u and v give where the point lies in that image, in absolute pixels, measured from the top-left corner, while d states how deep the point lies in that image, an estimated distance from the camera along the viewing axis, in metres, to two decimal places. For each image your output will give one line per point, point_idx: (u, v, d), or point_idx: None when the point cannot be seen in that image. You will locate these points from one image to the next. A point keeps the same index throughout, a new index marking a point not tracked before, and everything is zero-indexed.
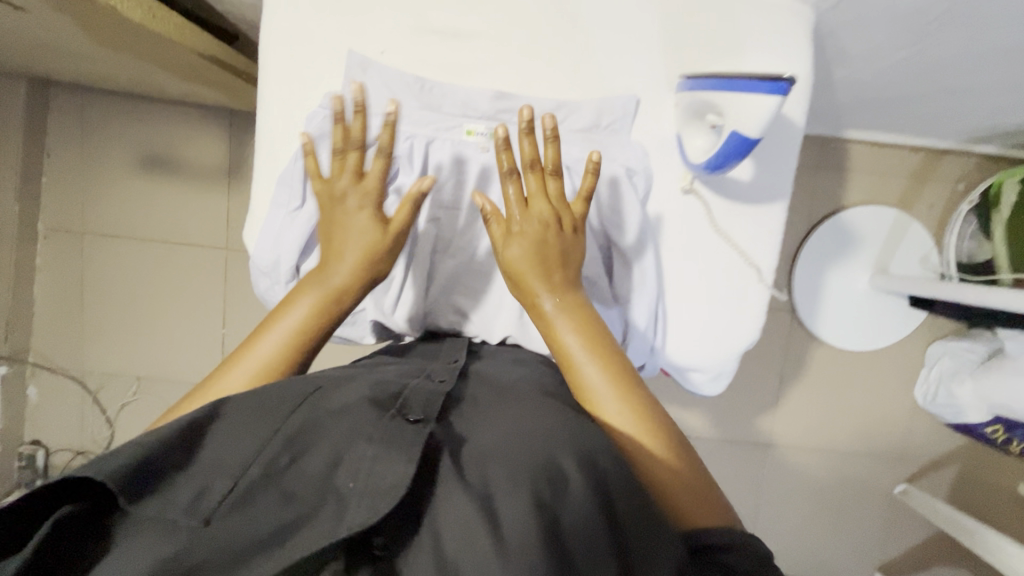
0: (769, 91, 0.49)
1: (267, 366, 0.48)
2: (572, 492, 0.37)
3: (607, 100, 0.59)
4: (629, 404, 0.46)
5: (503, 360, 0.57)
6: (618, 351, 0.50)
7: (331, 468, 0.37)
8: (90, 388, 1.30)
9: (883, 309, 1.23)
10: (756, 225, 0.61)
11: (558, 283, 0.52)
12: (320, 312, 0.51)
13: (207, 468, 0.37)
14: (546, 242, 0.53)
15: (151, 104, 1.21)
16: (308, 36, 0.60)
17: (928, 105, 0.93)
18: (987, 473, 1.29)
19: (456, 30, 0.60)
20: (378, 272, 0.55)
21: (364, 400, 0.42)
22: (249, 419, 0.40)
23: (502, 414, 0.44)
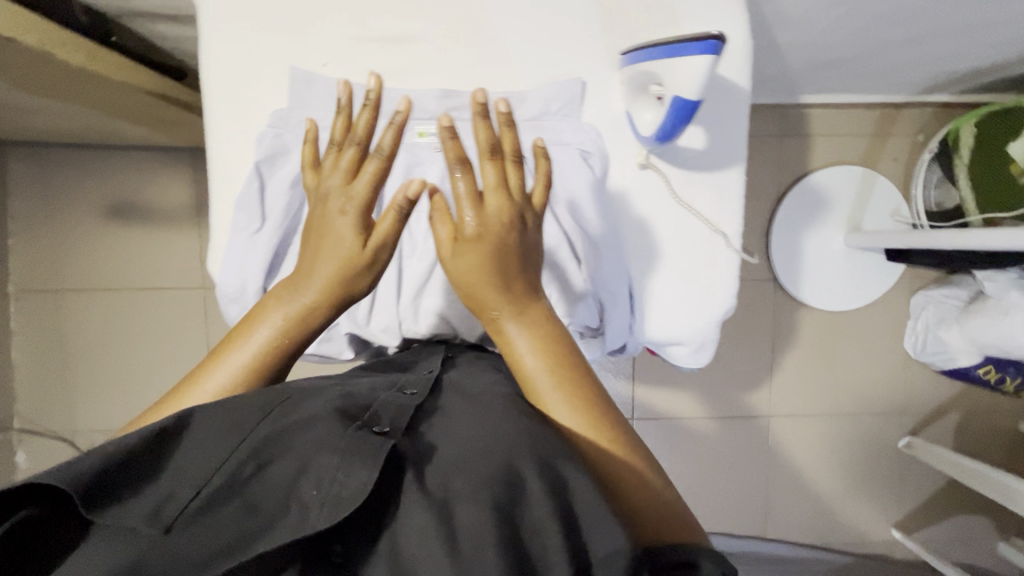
0: (701, 51, 0.50)
1: (237, 380, 0.45)
2: (528, 493, 0.36)
3: (553, 85, 0.58)
4: (591, 424, 0.43)
5: (479, 364, 0.57)
6: (574, 354, 0.46)
7: (298, 474, 0.36)
8: (81, 447, 1.27)
9: (862, 266, 1.24)
10: (714, 194, 0.61)
11: (517, 294, 0.48)
12: (330, 297, 0.49)
13: (171, 478, 0.36)
14: (507, 244, 0.48)
15: (113, 153, 1.20)
16: (246, 57, 0.58)
17: (877, 60, 0.95)
18: (986, 415, 1.30)
19: (395, 35, 0.58)
20: (356, 289, 0.50)
21: (331, 409, 0.41)
22: (212, 430, 0.39)
23: (467, 418, 0.44)
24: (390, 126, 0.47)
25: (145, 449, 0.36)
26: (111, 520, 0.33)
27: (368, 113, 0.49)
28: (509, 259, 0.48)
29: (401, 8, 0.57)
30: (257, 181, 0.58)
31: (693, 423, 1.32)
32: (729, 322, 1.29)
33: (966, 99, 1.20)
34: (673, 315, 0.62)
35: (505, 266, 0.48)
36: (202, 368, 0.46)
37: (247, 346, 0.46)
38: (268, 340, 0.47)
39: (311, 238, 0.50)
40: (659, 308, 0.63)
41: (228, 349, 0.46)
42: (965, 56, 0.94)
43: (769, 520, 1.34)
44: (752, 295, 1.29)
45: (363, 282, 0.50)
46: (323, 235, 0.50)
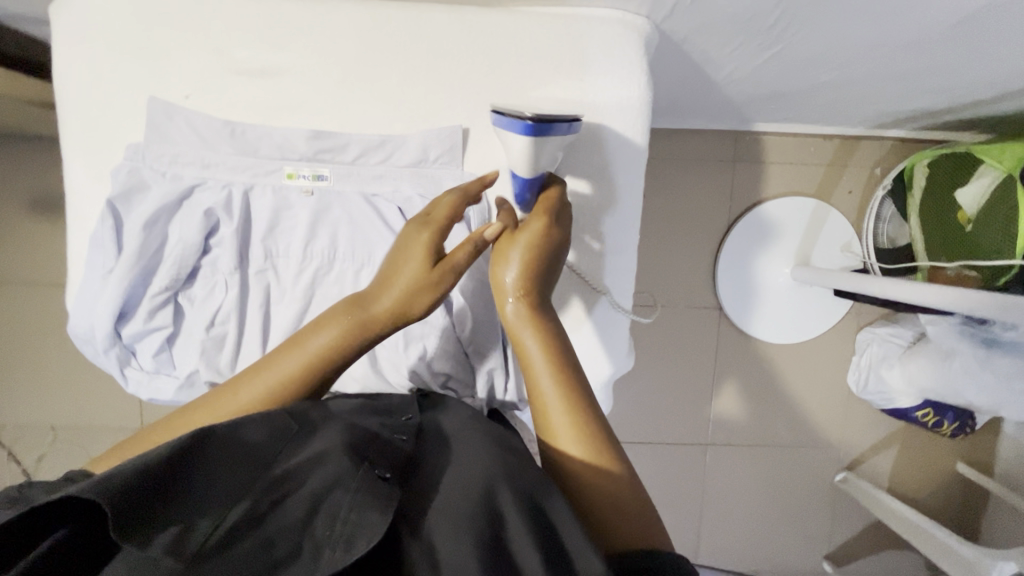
0: (522, 131, 0.48)
1: (285, 379, 0.49)
2: (511, 528, 0.40)
3: (432, 131, 0.54)
4: (585, 442, 0.48)
5: (457, 405, 0.57)
6: (578, 374, 0.52)
7: (312, 509, 0.39)
8: (4, 443, 1.24)
9: (809, 300, 1.22)
10: (607, 251, 0.58)
11: (537, 309, 0.53)
12: (388, 314, 0.51)
13: (197, 503, 0.37)
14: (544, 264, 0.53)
15: (32, 146, 1.15)
16: (104, 85, 0.54)
17: (822, 97, 0.90)
18: (922, 453, 1.30)
19: (263, 68, 0.53)
20: (415, 309, 0.52)
21: (338, 446, 0.44)
22: (235, 461, 0.40)
23: (460, 459, 0.47)
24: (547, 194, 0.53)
25: (168, 469, 0.36)
26: (139, 544, 0.33)
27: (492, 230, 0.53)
28: (537, 263, 0.53)
29: (269, 37, 0.53)
30: (112, 218, 0.53)
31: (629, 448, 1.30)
32: (670, 349, 1.27)
33: (924, 134, 1.16)
34: None
35: (530, 273, 0.53)
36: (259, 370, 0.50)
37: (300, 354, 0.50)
38: (319, 350, 0.50)
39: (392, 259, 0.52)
40: None
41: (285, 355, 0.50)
42: (913, 98, 0.90)
43: (699, 547, 1.33)
44: (697, 323, 1.26)
45: (422, 304, 0.52)
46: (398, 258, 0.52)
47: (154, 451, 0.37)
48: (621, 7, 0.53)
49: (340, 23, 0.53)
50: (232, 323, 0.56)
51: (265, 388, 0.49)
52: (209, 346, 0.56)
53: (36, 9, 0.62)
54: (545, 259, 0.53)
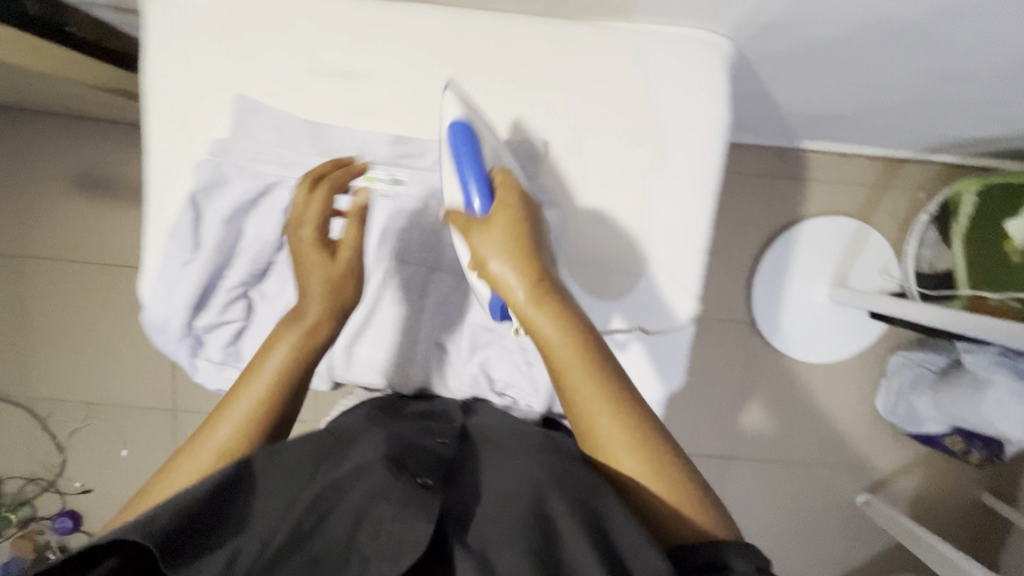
0: None
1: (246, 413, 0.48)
2: (564, 537, 0.39)
3: (513, 143, 0.55)
4: (625, 450, 0.45)
5: (499, 412, 0.57)
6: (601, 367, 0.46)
7: (354, 523, 0.39)
8: (38, 415, 1.26)
9: (843, 321, 1.21)
10: (669, 272, 0.57)
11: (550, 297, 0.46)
12: (325, 310, 0.51)
13: (240, 528, 0.40)
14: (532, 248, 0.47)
15: (83, 125, 1.17)
16: (191, 79, 0.54)
17: (878, 119, 0.90)
18: (945, 479, 1.29)
19: (349, 70, 0.54)
20: (346, 298, 0.52)
21: (378, 455, 0.43)
22: (274, 482, 0.42)
23: (500, 464, 0.46)
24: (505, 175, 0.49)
25: (212, 501, 0.40)
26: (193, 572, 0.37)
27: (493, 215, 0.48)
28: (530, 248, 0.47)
29: (357, 40, 0.53)
30: (191, 211, 0.54)
31: None
32: (699, 361, 1.26)
33: (974, 160, 1.14)
34: None
35: (533, 264, 0.46)
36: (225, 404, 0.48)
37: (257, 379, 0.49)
38: (275, 367, 0.49)
39: (300, 268, 0.52)
40: None
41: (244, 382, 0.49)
42: (968, 126, 0.89)
43: None
44: (728, 337, 1.26)
45: (347, 291, 0.52)
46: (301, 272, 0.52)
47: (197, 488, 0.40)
48: (707, 28, 0.54)
49: (429, 30, 0.54)
50: None
51: (238, 427, 0.47)
52: (279, 341, 0.59)
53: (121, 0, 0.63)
54: (536, 244, 0.47)
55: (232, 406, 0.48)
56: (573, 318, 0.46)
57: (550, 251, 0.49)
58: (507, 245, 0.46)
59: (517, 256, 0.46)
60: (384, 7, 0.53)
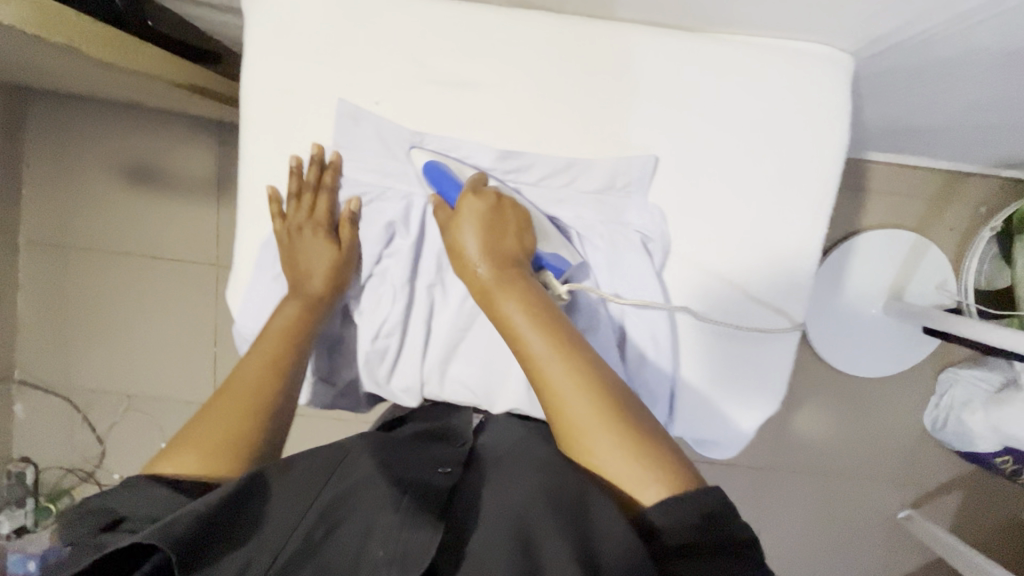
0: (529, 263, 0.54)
1: (261, 369, 0.51)
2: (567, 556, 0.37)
3: (624, 159, 0.53)
4: (590, 415, 0.43)
5: (515, 422, 0.55)
6: (567, 334, 0.46)
7: (363, 540, 0.38)
8: (77, 406, 1.25)
9: (896, 335, 1.18)
10: (776, 295, 0.55)
11: (507, 273, 0.49)
12: (329, 283, 0.55)
13: (248, 537, 0.38)
14: (497, 233, 0.51)
15: (136, 116, 1.15)
16: (293, 82, 0.53)
17: (954, 142, 0.87)
18: (996, 504, 1.25)
19: (460, 79, 0.53)
20: (346, 280, 0.56)
21: (386, 471, 0.42)
22: (288, 491, 0.41)
23: (513, 470, 0.44)
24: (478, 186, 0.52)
25: (226, 509, 0.39)
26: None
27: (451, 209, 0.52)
28: (500, 226, 0.51)
29: (469, 49, 0.52)
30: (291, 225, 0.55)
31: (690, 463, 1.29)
32: None
33: None
34: (718, 416, 0.57)
35: (498, 238, 0.51)
36: (243, 366, 0.52)
37: (270, 338, 0.53)
38: (283, 329, 0.53)
39: (292, 259, 0.55)
40: (702, 406, 0.57)
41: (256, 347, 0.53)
42: None
43: None
44: None
45: (346, 276, 0.56)
46: (298, 258, 0.55)
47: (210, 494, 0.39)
48: (833, 45, 0.52)
49: (543, 41, 0.52)
50: (396, 337, 0.56)
51: (246, 391, 0.50)
52: (372, 355, 0.57)
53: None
54: (512, 223, 0.52)
55: (250, 365, 0.52)
56: (535, 289, 0.49)
57: (518, 236, 0.52)
58: (481, 219, 0.51)
59: (485, 227, 0.51)
60: (498, 16, 0.52)
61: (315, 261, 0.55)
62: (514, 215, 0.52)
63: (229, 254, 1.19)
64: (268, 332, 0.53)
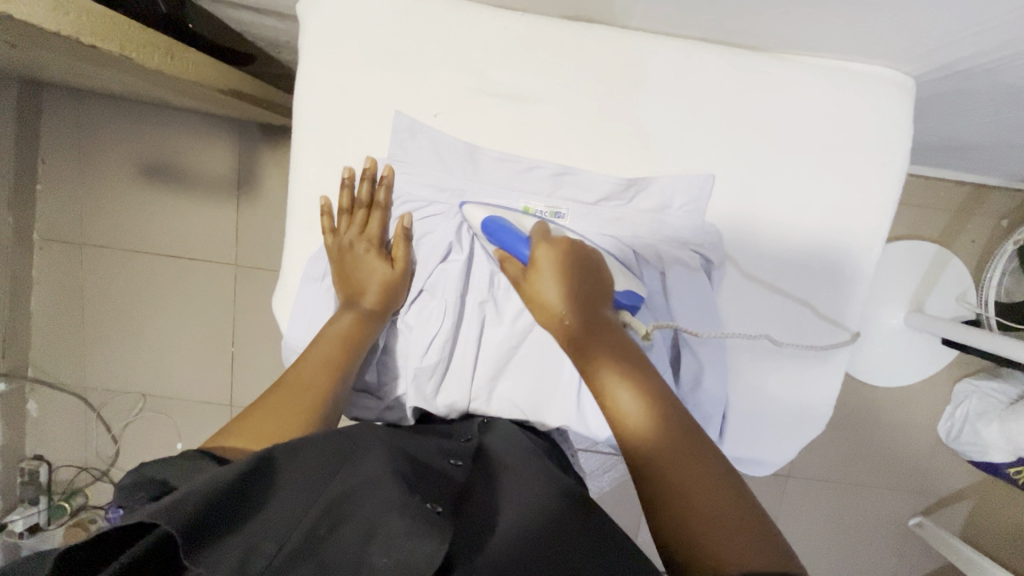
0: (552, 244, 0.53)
1: (311, 376, 0.50)
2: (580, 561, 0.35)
3: (682, 177, 0.53)
4: (676, 473, 0.37)
5: (513, 429, 0.52)
6: (645, 380, 0.42)
7: (364, 542, 0.33)
8: (92, 404, 1.24)
9: (916, 346, 1.19)
10: (826, 314, 0.56)
11: (583, 317, 0.46)
12: (381, 296, 0.55)
13: (250, 525, 0.33)
14: (571, 273, 0.48)
15: (156, 112, 1.14)
16: (350, 92, 0.52)
17: (987, 159, 0.87)
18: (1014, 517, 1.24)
19: (519, 93, 0.52)
20: (397, 296, 0.56)
21: (393, 470, 0.38)
22: (297, 480, 0.37)
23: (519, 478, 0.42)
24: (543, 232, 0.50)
25: (235, 491, 0.34)
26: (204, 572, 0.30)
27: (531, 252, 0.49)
28: (582, 270, 0.48)
29: (531, 62, 0.52)
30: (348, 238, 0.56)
31: None
32: None
33: None
34: (765, 434, 0.57)
35: (580, 285, 0.47)
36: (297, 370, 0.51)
37: (321, 345, 0.52)
38: (337, 336, 0.52)
39: (345, 270, 0.55)
40: (749, 426, 0.57)
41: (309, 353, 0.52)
42: None
43: None
44: None
45: (399, 292, 0.56)
46: (352, 271, 0.55)
47: (219, 474, 0.35)
48: (893, 67, 0.52)
49: (607, 54, 0.52)
50: (447, 351, 0.55)
51: (296, 394, 0.49)
52: (421, 370, 0.55)
53: (263, 5, 0.61)
54: (591, 268, 0.48)
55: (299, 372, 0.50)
56: (620, 335, 0.45)
57: (594, 275, 0.48)
58: (558, 263, 0.48)
59: (566, 278, 0.47)
60: (560, 29, 0.51)
61: (370, 275, 0.55)
62: (588, 257, 0.49)
63: (273, 254, 1.16)
64: (318, 340, 0.52)
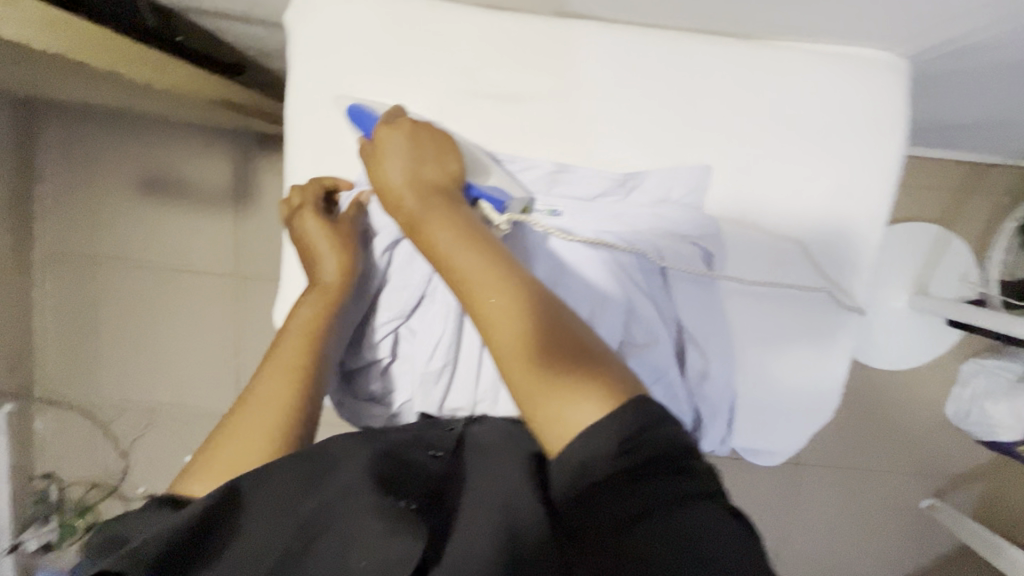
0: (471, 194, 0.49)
1: (277, 377, 0.48)
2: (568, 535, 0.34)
3: (678, 169, 0.53)
4: (507, 313, 0.39)
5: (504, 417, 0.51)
6: (492, 245, 0.42)
7: (338, 557, 0.35)
8: (100, 421, 1.24)
9: (922, 327, 1.18)
10: (829, 300, 0.55)
11: (429, 197, 0.45)
12: (340, 274, 0.52)
13: (224, 552, 0.36)
14: (422, 156, 0.47)
15: (150, 126, 1.13)
16: (343, 99, 0.52)
17: (984, 137, 0.86)
18: None
19: (511, 92, 0.52)
20: (352, 266, 0.53)
21: (366, 477, 0.38)
22: (268, 502, 0.37)
23: (498, 460, 0.40)
24: (400, 118, 0.48)
25: (205, 528, 0.36)
26: None
27: (386, 131, 0.47)
28: (426, 152, 0.47)
29: (520, 60, 0.51)
30: None
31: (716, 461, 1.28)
32: None
33: None
34: (773, 422, 0.57)
35: (423, 169, 0.46)
36: (263, 375, 0.48)
37: (289, 342, 0.50)
38: (305, 329, 0.50)
39: (306, 251, 0.53)
40: (758, 415, 0.57)
41: (278, 350, 0.50)
42: None
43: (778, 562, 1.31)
44: None
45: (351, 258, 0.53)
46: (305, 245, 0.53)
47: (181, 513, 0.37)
48: (887, 48, 0.52)
49: (597, 49, 0.51)
50: (451, 356, 0.55)
51: (260, 400, 0.46)
52: (427, 375, 0.55)
53: (250, 15, 0.61)
54: (436, 150, 0.47)
55: (267, 374, 0.48)
56: (467, 217, 0.44)
57: (446, 157, 0.47)
58: (403, 147, 0.46)
59: (411, 161, 0.46)
60: (549, 25, 0.51)
61: (324, 248, 0.52)
62: (439, 138, 0.48)
63: (271, 262, 1.16)
64: (286, 334, 0.50)
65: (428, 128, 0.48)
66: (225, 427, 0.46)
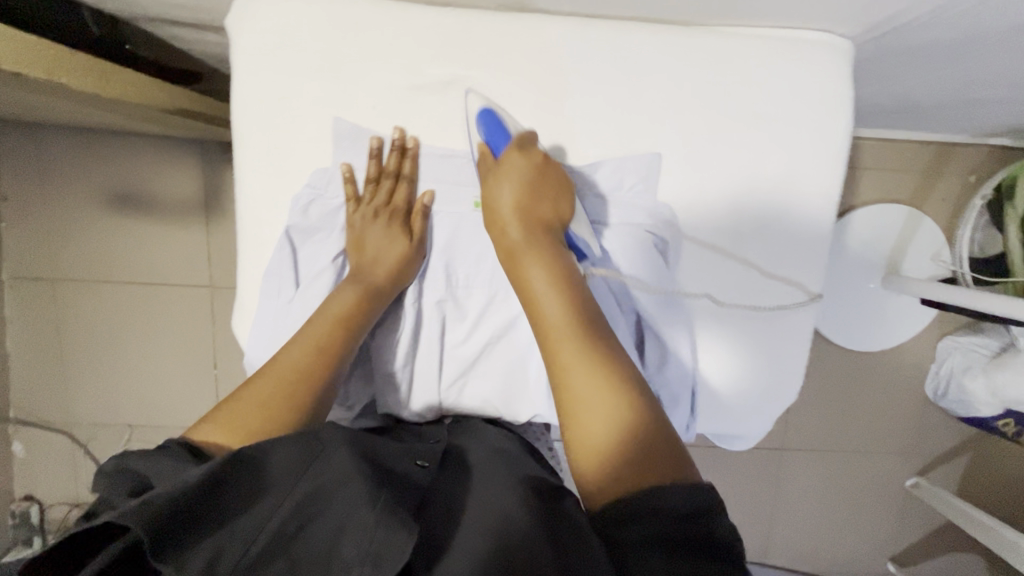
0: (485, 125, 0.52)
1: (311, 354, 0.49)
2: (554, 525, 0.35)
3: (629, 158, 0.53)
4: (590, 354, 0.44)
5: (489, 432, 0.53)
6: (584, 302, 0.47)
7: (333, 545, 0.33)
8: (79, 440, 1.23)
9: (897, 307, 1.19)
10: (785, 280, 0.56)
11: (531, 235, 0.50)
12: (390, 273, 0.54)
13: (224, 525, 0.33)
14: (537, 190, 0.50)
15: (115, 140, 1.12)
16: (292, 101, 0.52)
17: (943, 116, 0.87)
18: (1005, 468, 1.24)
19: (459, 88, 0.52)
20: (406, 271, 0.55)
21: (360, 467, 0.38)
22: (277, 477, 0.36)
23: (490, 478, 0.42)
24: (535, 152, 0.51)
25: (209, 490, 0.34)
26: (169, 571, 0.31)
27: (513, 155, 0.50)
28: (541, 190, 0.51)
29: (467, 55, 0.51)
30: (289, 247, 0.54)
31: (702, 450, 1.29)
32: None
33: None
34: (740, 404, 0.57)
35: (532, 202, 0.50)
36: (297, 343, 0.49)
37: (320, 322, 0.51)
38: (339, 313, 0.51)
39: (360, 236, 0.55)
40: (724, 398, 0.57)
41: (313, 326, 0.51)
42: None
43: (768, 547, 1.31)
44: None
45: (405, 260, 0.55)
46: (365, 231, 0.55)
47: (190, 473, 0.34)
48: (829, 30, 0.52)
49: (543, 42, 0.51)
50: (412, 354, 0.55)
51: (292, 374, 0.48)
52: (388, 373, 0.55)
53: (197, 21, 0.60)
54: (551, 190, 0.51)
55: (296, 346, 0.49)
56: (562, 261, 0.50)
57: (559, 201, 0.51)
58: (519, 182, 0.50)
59: (523, 188, 0.50)
60: (493, 20, 0.51)
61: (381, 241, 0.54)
62: (557, 179, 0.51)
63: None
64: (323, 314, 0.51)
65: (554, 167, 0.51)
66: (252, 383, 0.47)
